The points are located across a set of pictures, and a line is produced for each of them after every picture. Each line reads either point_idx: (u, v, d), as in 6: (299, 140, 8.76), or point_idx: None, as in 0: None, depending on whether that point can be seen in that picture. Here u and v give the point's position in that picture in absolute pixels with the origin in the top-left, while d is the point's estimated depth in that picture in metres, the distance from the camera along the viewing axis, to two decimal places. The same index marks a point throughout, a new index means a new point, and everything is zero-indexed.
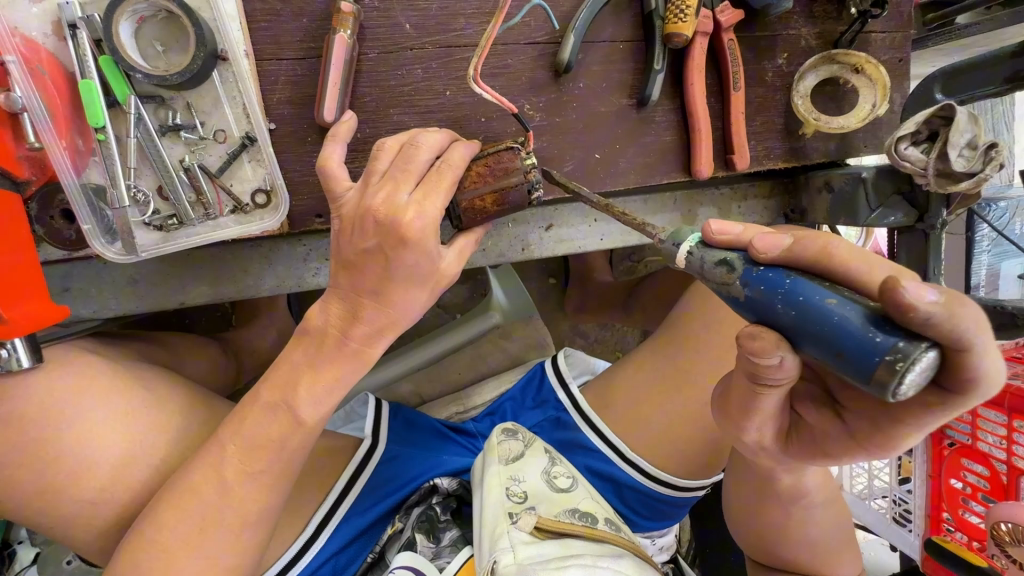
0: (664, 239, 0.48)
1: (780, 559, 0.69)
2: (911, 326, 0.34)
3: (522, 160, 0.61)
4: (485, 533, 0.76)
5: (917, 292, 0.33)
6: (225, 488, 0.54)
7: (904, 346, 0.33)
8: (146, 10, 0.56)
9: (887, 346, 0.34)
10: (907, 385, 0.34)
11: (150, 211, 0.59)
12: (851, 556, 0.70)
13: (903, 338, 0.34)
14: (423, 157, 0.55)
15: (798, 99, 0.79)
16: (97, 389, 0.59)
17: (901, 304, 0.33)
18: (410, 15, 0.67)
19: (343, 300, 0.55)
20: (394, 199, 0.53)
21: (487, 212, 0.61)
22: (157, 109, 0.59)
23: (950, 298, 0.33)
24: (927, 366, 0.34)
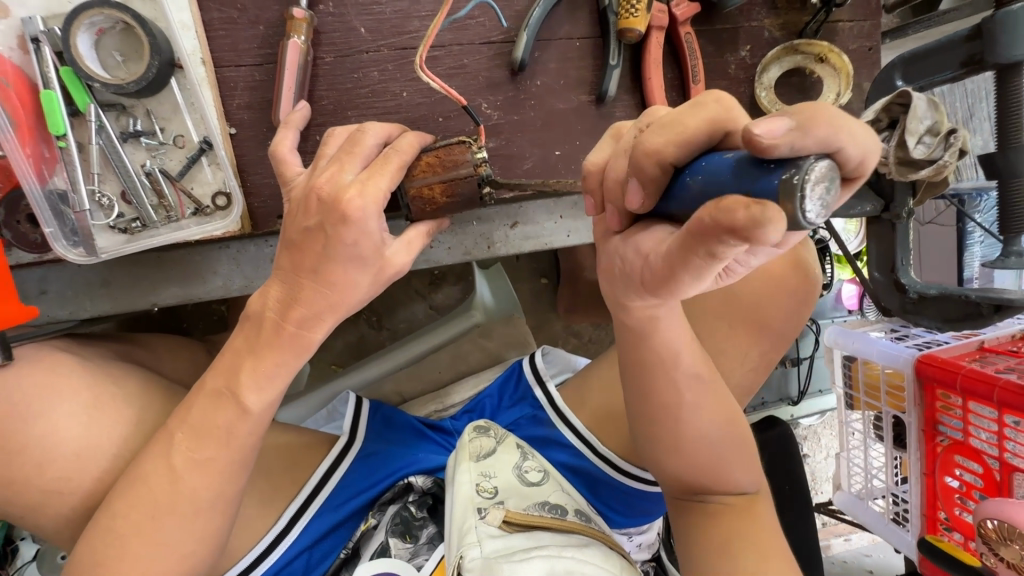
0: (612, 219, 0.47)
1: (663, 474, 0.65)
2: (791, 145, 0.33)
3: (472, 154, 0.62)
4: (454, 529, 0.76)
5: (767, 118, 0.33)
6: (176, 473, 0.57)
7: (791, 165, 0.32)
8: (104, 22, 0.59)
9: (780, 172, 0.32)
10: (814, 200, 0.31)
11: (113, 214, 0.62)
12: (752, 471, 0.66)
13: (786, 159, 0.33)
14: (370, 142, 0.58)
15: (760, 92, 0.78)
16: (62, 384, 0.62)
17: (768, 136, 0.32)
18: (365, 20, 0.69)
19: (285, 293, 0.56)
20: (340, 178, 0.55)
21: (437, 203, 0.63)
22: (118, 117, 0.62)
23: (803, 119, 0.34)
24: (829, 173, 0.32)
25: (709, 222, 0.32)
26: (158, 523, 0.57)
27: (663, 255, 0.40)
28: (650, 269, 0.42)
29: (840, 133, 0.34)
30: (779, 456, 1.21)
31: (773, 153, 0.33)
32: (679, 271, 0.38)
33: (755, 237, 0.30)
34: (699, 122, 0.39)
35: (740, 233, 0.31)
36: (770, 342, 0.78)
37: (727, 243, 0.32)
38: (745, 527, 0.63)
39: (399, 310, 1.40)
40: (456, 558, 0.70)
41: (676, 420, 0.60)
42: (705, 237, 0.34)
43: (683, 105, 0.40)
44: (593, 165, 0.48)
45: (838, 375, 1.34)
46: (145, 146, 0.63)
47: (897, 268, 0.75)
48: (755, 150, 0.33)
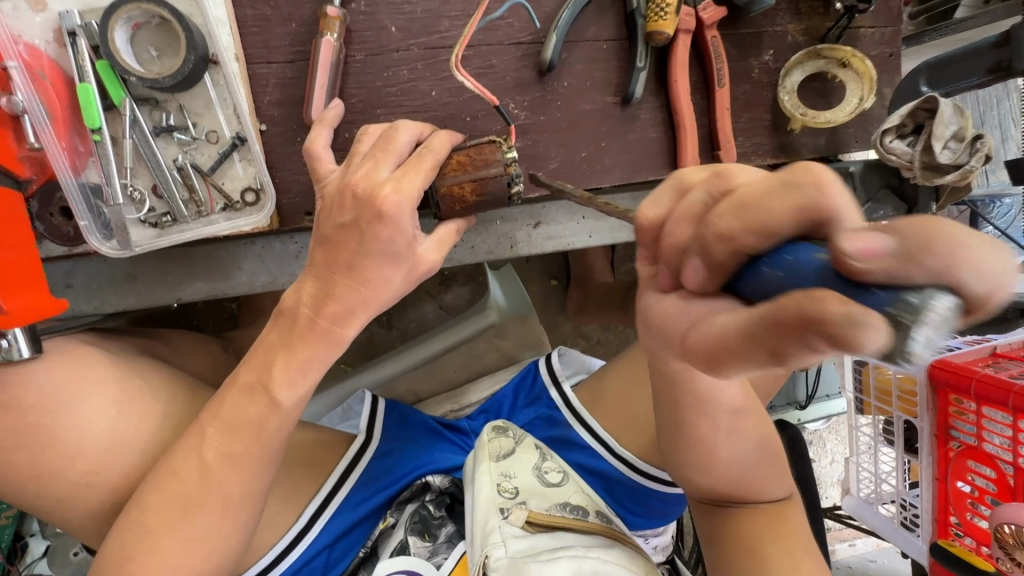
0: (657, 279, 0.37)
1: (693, 484, 0.65)
2: (899, 268, 0.23)
3: (502, 153, 0.61)
4: (476, 530, 0.76)
5: (872, 230, 0.24)
6: (208, 466, 0.57)
7: (903, 288, 0.22)
8: (140, 17, 0.59)
9: (885, 298, 0.22)
10: (922, 348, 0.22)
11: (145, 209, 0.62)
12: (782, 480, 0.66)
13: (896, 286, 0.22)
14: (404, 140, 0.58)
15: (784, 96, 0.79)
16: (92, 377, 0.62)
17: (860, 257, 0.24)
18: (396, 19, 0.69)
19: (319, 288, 0.57)
20: (375, 175, 0.55)
21: (466, 203, 0.63)
22: (152, 111, 0.62)
23: (917, 232, 0.23)
24: (949, 315, 0.22)
25: (792, 317, 0.24)
26: (188, 516, 0.57)
27: (718, 330, 0.29)
28: (694, 341, 0.32)
29: (972, 259, 0.22)
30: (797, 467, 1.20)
31: (867, 278, 0.23)
32: (729, 357, 0.29)
33: (851, 344, 0.22)
34: (785, 208, 0.28)
35: (834, 334, 0.22)
36: None
37: (813, 344, 0.24)
38: (775, 530, 0.63)
39: (410, 310, 1.40)
40: (481, 557, 0.70)
41: (702, 431, 0.59)
42: (776, 332, 0.25)
43: (770, 181, 0.29)
44: (645, 219, 0.37)
45: (849, 380, 1.36)
46: (177, 141, 0.62)
47: None
48: (844, 270, 0.24)
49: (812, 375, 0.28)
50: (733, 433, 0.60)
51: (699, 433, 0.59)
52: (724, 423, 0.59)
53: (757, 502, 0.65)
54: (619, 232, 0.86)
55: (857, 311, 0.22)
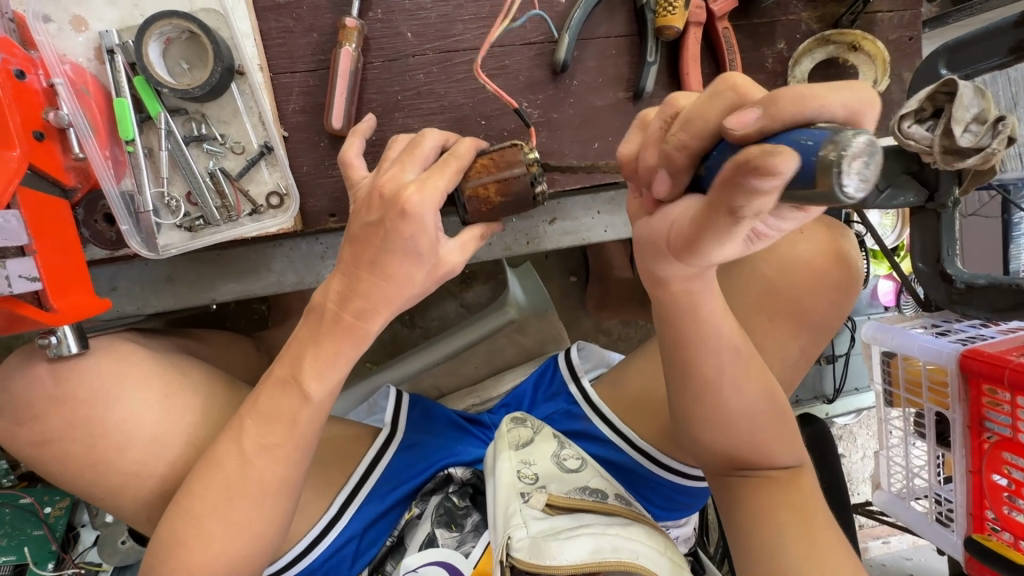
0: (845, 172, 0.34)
1: (710, 453, 0.71)
2: (769, 127, 0.39)
3: (525, 155, 0.63)
4: (497, 512, 0.80)
5: (746, 109, 0.41)
6: (247, 460, 0.61)
7: (820, 134, 0.36)
8: (172, 32, 0.62)
9: (816, 147, 0.35)
10: (851, 175, 0.34)
11: (180, 214, 0.66)
12: (792, 447, 0.72)
13: (829, 133, 0.35)
14: (428, 145, 0.62)
15: (795, 85, 0.79)
16: (137, 375, 0.66)
17: (738, 129, 0.40)
18: (411, 25, 0.71)
19: (346, 285, 0.60)
20: (402, 176, 0.59)
21: (491, 203, 0.64)
22: (184, 121, 0.65)
23: (770, 102, 0.40)
24: (870, 149, 0.34)
25: (731, 171, 0.37)
26: (231, 503, 0.61)
27: (687, 222, 0.47)
28: (676, 236, 0.48)
29: (810, 105, 0.38)
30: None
31: (746, 139, 0.41)
32: (702, 233, 0.44)
33: (777, 170, 0.34)
34: (716, 112, 0.44)
35: (760, 168, 0.35)
36: (810, 337, 0.78)
37: (752, 185, 0.36)
38: (790, 498, 0.69)
39: (433, 308, 1.44)
40: (504, 538, 0.74)
41: (706, 373, 0.64)
42: (729, 191, 0.38)
43: (702, 96, 0.45)
44: (624, 155, 0.54)
45: (877, 372, 1.35)
46: (207, 150, 0.66)
47: (942, 259, 0.74)
48: (734, 139, 0.41)
49: (756, 245, 0.45)
50: (739, 383, 0.65)
51: (706, 378, 0.64)
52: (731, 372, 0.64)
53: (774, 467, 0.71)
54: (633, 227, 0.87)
55: (775, 151, 0.35)
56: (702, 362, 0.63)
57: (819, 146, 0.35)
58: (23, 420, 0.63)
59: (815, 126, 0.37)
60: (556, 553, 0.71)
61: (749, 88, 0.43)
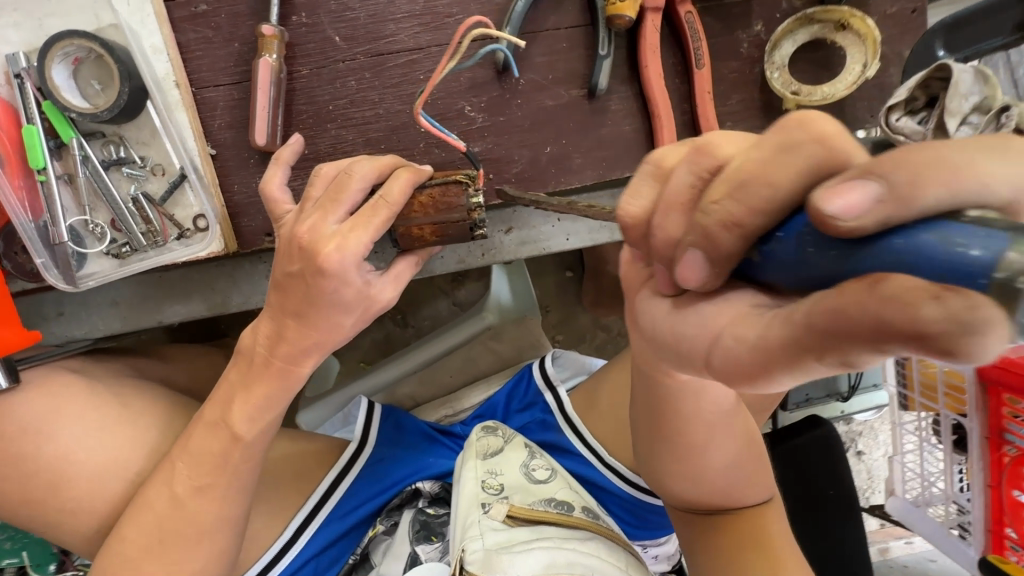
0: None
1: (681, 499, 0.66)
2: (890, 216, 0.21)
3: (468, 197, 0.58)
4: (457, 525, 0.76)
5: (846, 176, 0.22)
6: (179, 502, 0.60)
7: (996, 231, 0.19)
8: (78, 52, 0.59)
9: (993, 268, 0.18)
10: None
11: (106, 241, 0.64)
12: (765, 484, 0.67)
13: (1010, 235, 0.18)
14: (355, 188, 0.56)
15: (772, 73, 0.70)
16: (77, 409, 0.66)
17: (846, 218, 0.22)
18: (339, 27, 0.66)
19: (274, 331, 0.57)
20: (322, 228, 0.54)
21: (427, 241, 0.61)
22: (102, 145, 0.63)
23: (894, 167, 0.21)
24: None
25: (863, 324, 0.20)
26: (166, 544, 0.60)
27: (732, 337, 0.28)
28: (714, 354, 0.30)
29: (959, 169, 0.21)
30: (824, 461, 1.05)
31: (849, 233, 0.22)
32: (765, 374, 0.27)
33: (959, 355, 0.18)
34: (786, 176, 0.26)
35: (924, 338, 0.19)
36: None
37: (888, 350, 0.20)
38: (758, 536, 0.65)
39: (425, 307, 1.40)
40: (458, 550, 0.71)
41: (690, 439, 0.58)
42: (839, 341, 0.22)
43: (765, 148, 0.26)
44: (628, 214, 0.35)
45: (891, 374, 1.24)
46: (128, 174, 0.63)
47: None
48: (832, 232, 0.23)
49: None
50: (719, 433, 0.58)
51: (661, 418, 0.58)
52: None
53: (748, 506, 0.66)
54: (599, 235, 0.81)
55: (958, 305, 0.18)
56: (689, 429, 0.57)
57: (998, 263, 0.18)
58: None
59: (965, 219, 0.20)
60: (506, 567, 0.69)
61: (831, 133, 0.25)
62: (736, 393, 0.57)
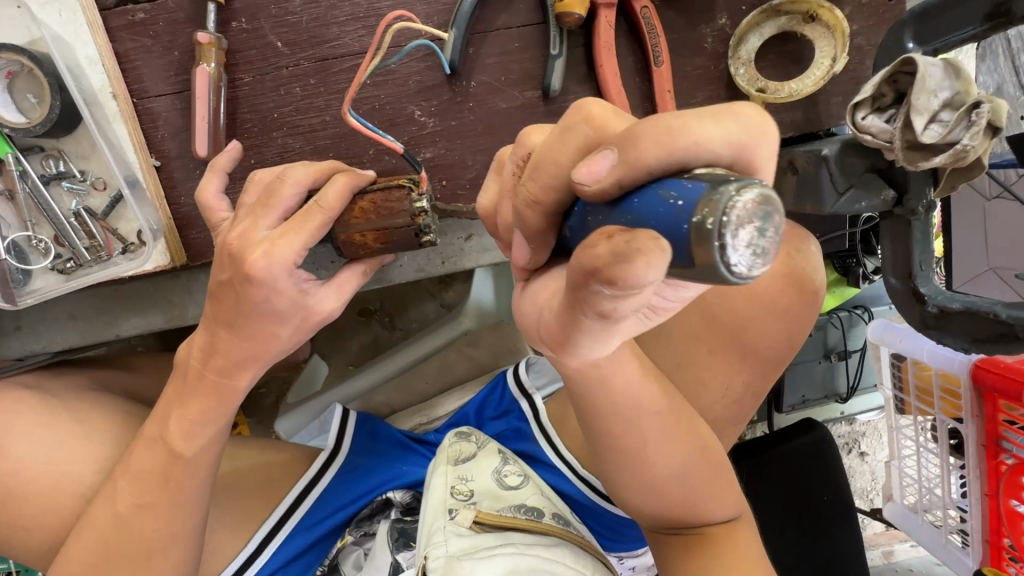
0: (737, 256, 0.24)
1: (643, 513, 0.62)
2: (627, 175, 0.29)
3: (412, 202, 0.54)
4: (423, 533, 0.73)
5: (596, 154, 0.31)
6: (122, 520, 0.59)
7: (686, 188, 0.26)
8: (10, 65, 0.58)
9: (686, 214, 0.25)
10: (736, 246, 0.24)
11: (51, 256, 0.63)
12: (729, 500, 0.63)
13: (707, 187, 0.25)
14: (289, 192, 0.54)
15: (738, 69, 0.66)
16: (26, 425, 0.65)
17: (590, 182, 0.30)
18: (281, 32, 0.64)
19: (208, 342, 0.56)
20: (252, 233, 0.53)
21: (370, 249, 0.57)
22: (42, 160, 0.62)
23: (624, 140, 0.29)
24: (762, 209, 0.24)
25: (578, 275, 0.26)
26: (110, 562, 0.59)
27: (553, 311, 0.33)
28: (546, 330, 0.34)
29: (680, 137, 0.28)
30: (815, 467, 0.98)
31: (602, 195, 0.30)
32: (574, 336, 0.31)
33: (629, 280, 0.24)
34: (567, 153, 0.33)
35: (607, 272, 0.24)
36: (755, 370, 0.68)
37: (600, 290, 0.26)
38: (724, 557, 0.61)
39: (411, 309, 1.38)
40: (419, 557, 0.67)
41: (630, 445, 0.56)
42: (580, 294, 0.27)
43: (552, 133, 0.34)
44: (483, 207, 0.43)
45: (886, 376, 1.18)
46: (69, 189, 0.62)
47: (914, 275, 0.60)
48: (588, 196, 0.31)
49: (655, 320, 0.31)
50: (664, 442, 0.57)
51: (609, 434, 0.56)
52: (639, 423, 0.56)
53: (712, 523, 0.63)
54: None
55: (632, 242, 0.24)
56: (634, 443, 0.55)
57: (693, 208, 0.25)
58: None
59: (685, 176, 0.27)
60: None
61: (606, 119, 0.33)
62: (668, 399, 0.56)
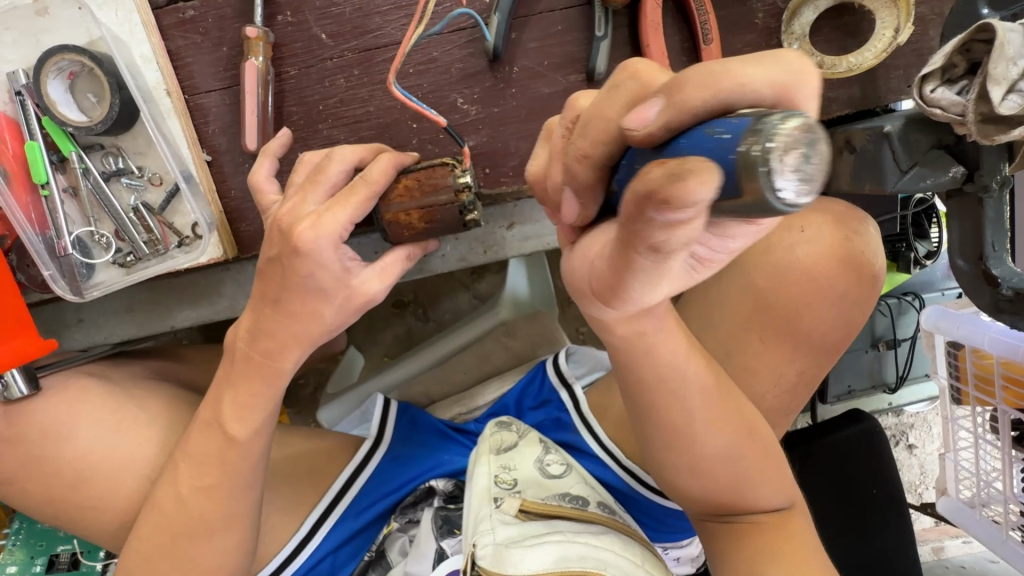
0: (785, 184, 0.25)
1: (693, 501, 0.61)
2: (680, 120, 0.30)
3: (455, 178, 0.55)
4: (469, 521, 0.73)
5: (643, 101, 0.32)
6: (184, 502, 0.61)
7: (733, 124, 0.27)
8: (71, 66, 0.60)
9: (733, 147, 0.26)
10: (785, 174, 0.25)
11: (112, 250, 0.65)
12: (782, 488, 0.62)
13: (753, 121, 0.27)
14: (336, 169, 0.55)
15: (792, 44, 0.64)
16: (93, 411, 0.68)
17: (638, 126, 0.31)
18: (325, 24, 0.64)
19: (255, 324, 0.57)
20: (301, 208, 0.54)
21: (415, 228, 0.58)
22: (103, 157, 0.64)
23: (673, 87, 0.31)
24: (805, 135, 0.25)
25: (632, 206, 0.27)
26: (173, 541, 0.62)
27: (603, 259, 0.34)
28: (598, 279, 0.34)
29: (722, 78, 0.30)
30: (861, 461, 0.94)
31: (651, 139, 0.31)
32: (626, 277, 0.31)
33: (685, 199, 0.24)
34: (614, 109, 0.35)
35: (663, 195, 0.25)
36: (810, 357, 0.66)
37: (654, 217, 0.26)
38: (779, 547, 0.59)
39: (444, 300, 1.39)
40: (469, 545, 0.68)
41: (683, 425, 0.55)
42: (634, 228, 0.28)
43: (598, 92, 0.36)
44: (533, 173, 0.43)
45: (942, 365, 1.13)
46: (127, 185, 0.65)
47: (985, 257, 0.58)
48: (635, 141, 0.32)
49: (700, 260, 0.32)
50: (716, 426, 0.56)
51: (661, 421, 0.55)
52: (693, 409, 0.55)
53: (765, 513, 0.61)
54: None
55: (688, 165, 0.24)
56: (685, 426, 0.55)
57: (739, 139, 0.26)
58: None
59: (729, 116, 0.29)
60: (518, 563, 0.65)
61: (651, 73, 0.36)
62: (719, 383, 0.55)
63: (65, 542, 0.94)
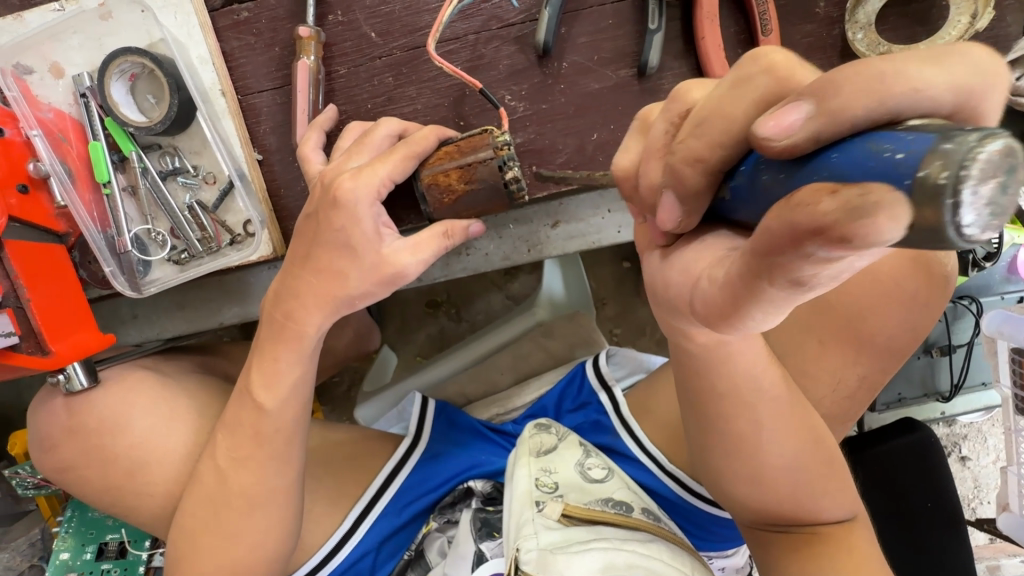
0: (971, 221, 0.19)
1: (748, 509, 0.59)
2: (831, 126, 0.25)
3: (494, 137, 0.55)
4: (511, 526, 0.72)
5: (783, 104, 0.27)
6: (233, 493, 0.62)
7: (905, 143, 0.21)
8: (133, 68, 0.62)
9: (907, 171, 0.20)
10: (972, 209, 0.18)
11: (167, 248, 0.67)
12: (845, 497, 0.58)
13: (937, 141, 0.20)
14: (382, 133, 0.58)
15: (856, 33, 0.61)
16: (146, 403, 0.70)
17: (780, 137, 0.26)
18: (375, 23, 0.65)
19: (283, 285, 0.59)
20: (344, 166, 0.56)
21: (455, 191, 0.57)
22: (160, 157, 0.66)
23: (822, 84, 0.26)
24: (1009, 160, 0.18)
25: (786, 233, 0.23)
26: (221, 533, 0.63)
27: (718, 280, 0.30)
28: (707, 301, 0.31)
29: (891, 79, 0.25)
30: (916, 472, 0.89)
31: (793, 151, 0.26)
32: (748, 307, 0.28)
33: (859, 238, 0.20)
34: (725, 108, 0.31)
35: (835, 232, 0.21)
36: (871, 362, 0.63)
37: (813, 252, 0.22)
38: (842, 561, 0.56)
39: (478, 301, 1.39)
40: (512, 550, 0.67)
41: (738, 426, 0.53)
42: (775, 256, 0.24)
43: (720, 86, 0.32)
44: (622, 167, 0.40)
45: (1004, 373, 1.05)
46: (183, 184, 0.66)
47: None
48: (769, 152, 0.27)
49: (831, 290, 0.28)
50: (775, 430, 0.54)
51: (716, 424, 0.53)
52: (750, 412, 0.53)
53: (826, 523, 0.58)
54: None
55: (860, 197, 0.20)
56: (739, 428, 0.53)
57: (917, 161, 0.20)
58: (58, 446, 0.69)
59: (897, 129, 0.23)
60: (564, 571, 0.64)
61: (790, 69, 0.30)
62: (779, 386, 0.53)
63: (114, 530, 0.97)
